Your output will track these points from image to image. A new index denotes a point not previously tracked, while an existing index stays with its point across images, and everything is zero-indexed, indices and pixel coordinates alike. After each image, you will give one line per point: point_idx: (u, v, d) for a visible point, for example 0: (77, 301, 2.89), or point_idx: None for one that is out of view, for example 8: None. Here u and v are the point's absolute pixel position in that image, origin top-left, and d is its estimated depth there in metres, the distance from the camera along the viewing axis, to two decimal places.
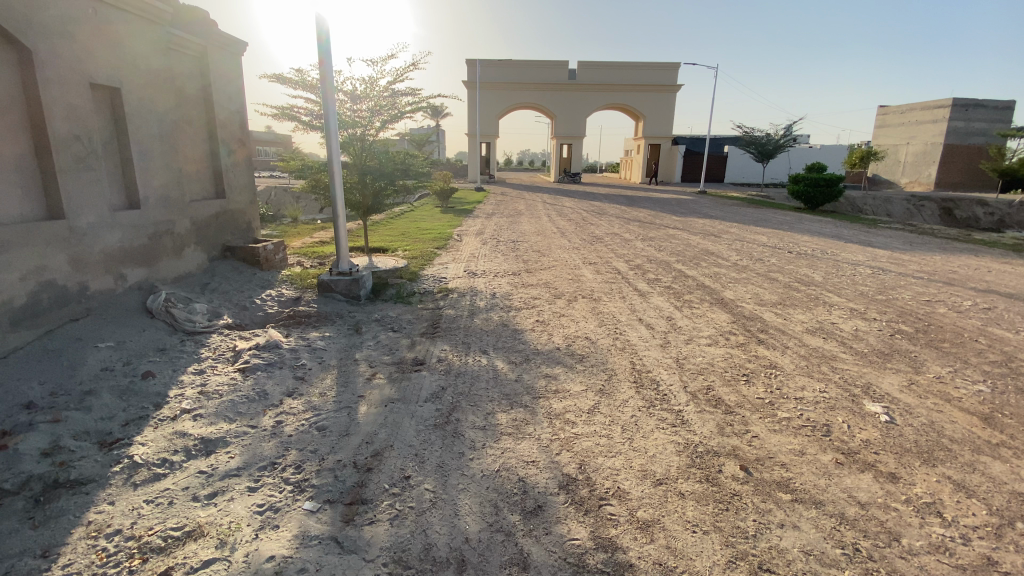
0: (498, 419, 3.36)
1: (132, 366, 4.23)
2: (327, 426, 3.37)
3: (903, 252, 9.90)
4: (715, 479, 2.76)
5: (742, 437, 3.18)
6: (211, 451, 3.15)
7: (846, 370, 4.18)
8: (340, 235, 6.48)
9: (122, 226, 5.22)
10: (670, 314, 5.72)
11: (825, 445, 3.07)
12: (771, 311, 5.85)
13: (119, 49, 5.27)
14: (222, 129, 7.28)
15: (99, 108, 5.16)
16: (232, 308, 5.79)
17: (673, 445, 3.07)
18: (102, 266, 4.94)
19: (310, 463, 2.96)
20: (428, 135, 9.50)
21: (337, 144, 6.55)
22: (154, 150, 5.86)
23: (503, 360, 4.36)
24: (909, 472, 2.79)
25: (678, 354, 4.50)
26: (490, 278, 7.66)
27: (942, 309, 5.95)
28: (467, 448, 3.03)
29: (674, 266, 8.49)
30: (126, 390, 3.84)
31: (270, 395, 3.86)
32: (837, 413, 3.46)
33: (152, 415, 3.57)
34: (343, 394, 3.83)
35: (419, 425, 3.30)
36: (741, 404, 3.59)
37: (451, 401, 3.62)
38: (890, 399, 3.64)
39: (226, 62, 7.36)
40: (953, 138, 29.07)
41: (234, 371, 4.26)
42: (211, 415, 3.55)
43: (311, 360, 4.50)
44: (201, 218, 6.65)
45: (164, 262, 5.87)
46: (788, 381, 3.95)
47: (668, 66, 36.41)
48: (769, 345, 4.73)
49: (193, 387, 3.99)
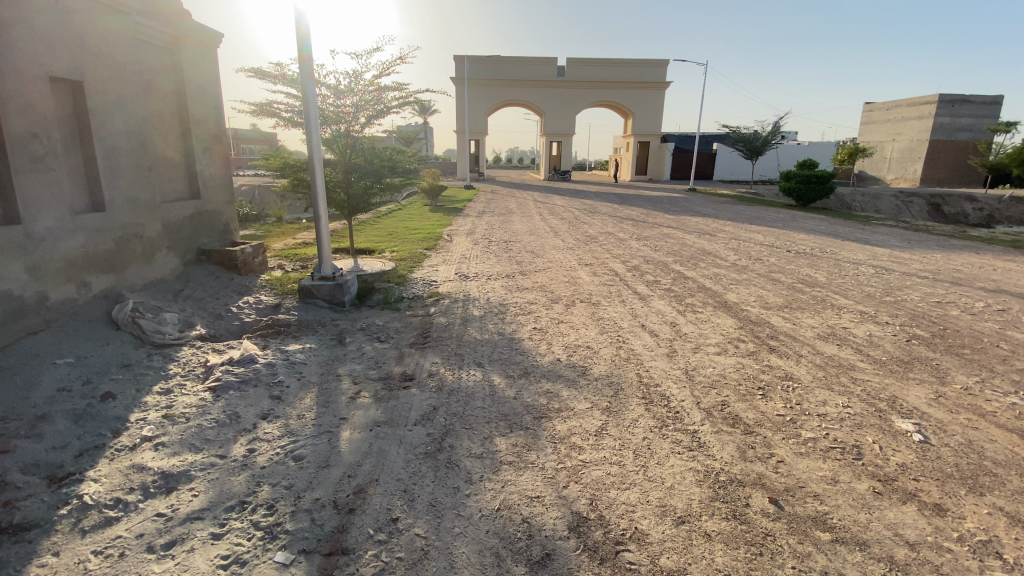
0: (496, 445, 3.03)
1: (91, 385, 3.80)
2: (305, 455, 3.02)
3: (902, 251, 9.73)
4: (744, 515, 2.46)
5: (767, 462, 2.89)
6: (172, 488, 2.76)
7: (867, 382, 3.91)
8: (322, 238, 6.07)
9: (86, 230, 4.78)
10: (673, 319, 5.42)
11: (858, 472, 2.83)
12: (778, 315, 5.57)
13: (82, 39, 4.80)
14: (196, 125, 6.81)
15: (60, 103, 4.71)
16: (206, 318, 5.37)
17: (692, 473, 2.76)
18: (63, 274, 4.51)
19: (284, 503, 2.60)
20: (418, 132, 8.85)
21: (318, 142, 6.13)
22: (123, 149, 5.40)
23: (500, 374, 4.02)
24: (956, 504, 2.58)
25: (687, 365, 4.19)
26: (482, 281, 7.31)
27: (955, 311, 5.74)
28: (462, 481, 2.69)
29: (672, 267, 8.19)
30: (83, 413, 3.41)
31: (243, 419, 3.47)
32: (866, 431, 3.23)
33: (109, 444, 3.15)
34: (323, 417, 3.47)
35: (408, 455, 2.95)
36: (761, 423, 3.29)
37: (443, 424, 3.28)
38: (920, 415, 3.45)
39: (200, 54, 6.89)
40: (939, 135, 29.29)
41: (204, 390, 3.86)
42: (175, 444, 3.15)
43: (289, 377, 4.12)
44: (172, 220, 6.19)
45: (134, 268, 5.43)
46: (807, 396, 3.67)
47: (657, 62, 36.15)
48: (782, 354, 4.44)
49: (157, 410, 3.58)
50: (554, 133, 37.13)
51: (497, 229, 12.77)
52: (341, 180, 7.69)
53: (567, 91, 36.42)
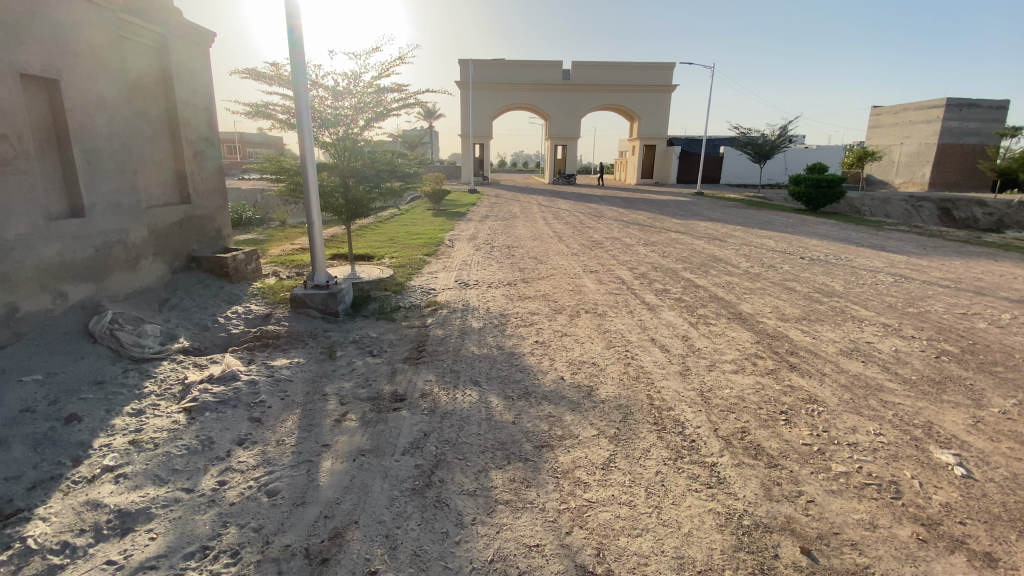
0: (492, 480, 2.72)
1: (57, 406, 3.53)
2: (279, 490, 2.72)
3: (919, 257, 9.34)
4: (773, 570, 2.14)
5: (796, 503, 2.56)
6: (127, 530, 2.47)
7: (899, 406, 3.56)
8: (315, 245, 5.77)
9: (61, 237, 4.52)
10: (684, 332, 5.09)
11: (898, 515, 2.49)
12: (796, 328, 5.22)
13: (57, 32, 4.53)
14: (186, 127, 6.56)
15: (33, 104, 4.46)
16: (190, 329, 5.10)
17: (712, 517, 2.44)
18: (36, 284, 4.26)
19: (250, 549, 2.30)
20: (422, 135, 8.59)
21: (310, 143, 5.84)
22: (106, 151, 5.14)
23: (498, 395, 3.71)
24: (1009, 553, 2.26)
25: (702, 386, 3.86)
26: (483, 290, 7.00)
27: (983, 324, 5.37)
28: (452, 525, 2.39)
29: (682, 275, 7.86)
30: (43, 439, 3.14)
31: (217, 445, 3.19)
32: (903, 464, 2.89)
33: (66, 477, 2.88)
34: (304, 443, 3.18)
35: (393, 491, 2.65)
36: (786, 455, 2.97)
37: (434, 453, 2.98)
38: (959, 444, 3.11)
39: (190, 54, 6.66)
40: (949, 138, 28.85)
41: (179, 412, 3.59)
42: (138, 476, 2.87)
43: (272, 397, 3.83)
44: (159, 226, 5.94)
45: (116, 276, 5.17)
46: (835, 421, 3.33)
47: (663, 65, 35.79)
48: (804, 373, 4.11)
49: (125, 434, 3.31)
50: (560, 137, 36.94)
51: (501, 234, 12.49)
52: (339, 183, 7.36)
53: (572, 94, 36.15)
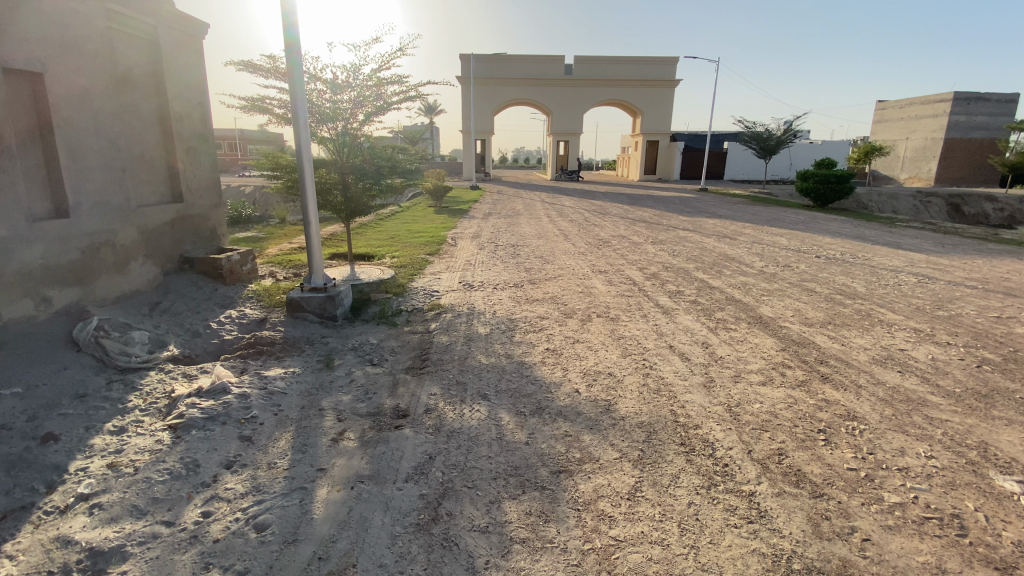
0: (505, 514, 2.44)
1: (34, 422, 3.24)
2: (270, 522, 2.45)
3: (939, 256, 9.01)
4: None
5: (850, 541, 2.27)
6: (99, 572, 2.19)
7: (947, 423, 3.27)
8: (314, 246, 5.47)
9: (45, 239, 4.24)
10: (704, 339, 4.77)
11: (967, 557, 2.19)
12: (823, 334, 4.92)
13: (41, 22, 4.23)
14: (178, 123, 6.26)
15: (17, 99, 4.17)
16: (181, 336, 4.81)
17: (756, 561, 2.15)
18: (16, 289, 3.98)
19: None
20: (421, 129, 8.00)
21: (307, 139, 5.53)
22: (94, 148, 4.86)
23: (509, 412, 3.42)
24: None
25: (729, 400, 3.56)
26: (489, 292, 6.71)
27: (1020, 329, 5.06)
28: (462, 570, 2.11)
29: (693, 275, 7.55)
30: (15, 461, 2.87)
31: (203, 469, 2.91)
32: (963, 494, 2.59)
33: (38, 507, 2.60)
34: (298, 466, 2.90)
35: (396, 527, 2.37)
36: (830, 482, 2.67)
37: (440, 481, 2.70)
38: (1021, 469, 2.80)
39: (183, 47, 6.37)
40: (957, 134, 28.42)
41: (163, 430, 3.31)
42: (115, 506, 2.58)
43: (265, 412, 3.55)
44: (150, 226, 5.65)
45: (104, 280, 4.89)
46: (880, 442, 3.04)
47: (664, 60, 35.35)
48: (838, 384, 3.81)
49: (104, 456, 3.03)
50: (561, 133, 36.52)
51: (504, 232, 12.19)
52: (338, 180, 7.04)
53: (573, 89, 35.69)
